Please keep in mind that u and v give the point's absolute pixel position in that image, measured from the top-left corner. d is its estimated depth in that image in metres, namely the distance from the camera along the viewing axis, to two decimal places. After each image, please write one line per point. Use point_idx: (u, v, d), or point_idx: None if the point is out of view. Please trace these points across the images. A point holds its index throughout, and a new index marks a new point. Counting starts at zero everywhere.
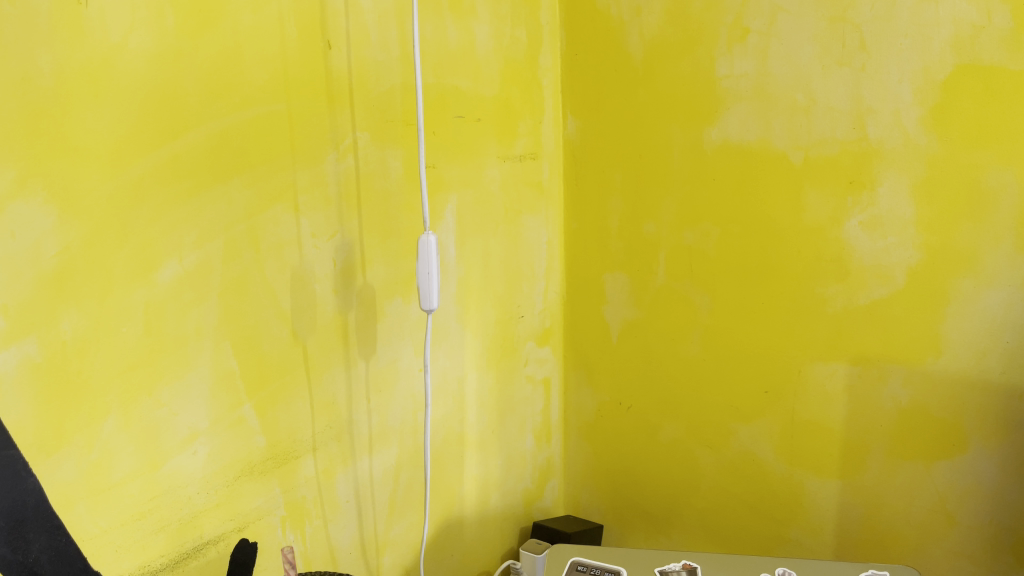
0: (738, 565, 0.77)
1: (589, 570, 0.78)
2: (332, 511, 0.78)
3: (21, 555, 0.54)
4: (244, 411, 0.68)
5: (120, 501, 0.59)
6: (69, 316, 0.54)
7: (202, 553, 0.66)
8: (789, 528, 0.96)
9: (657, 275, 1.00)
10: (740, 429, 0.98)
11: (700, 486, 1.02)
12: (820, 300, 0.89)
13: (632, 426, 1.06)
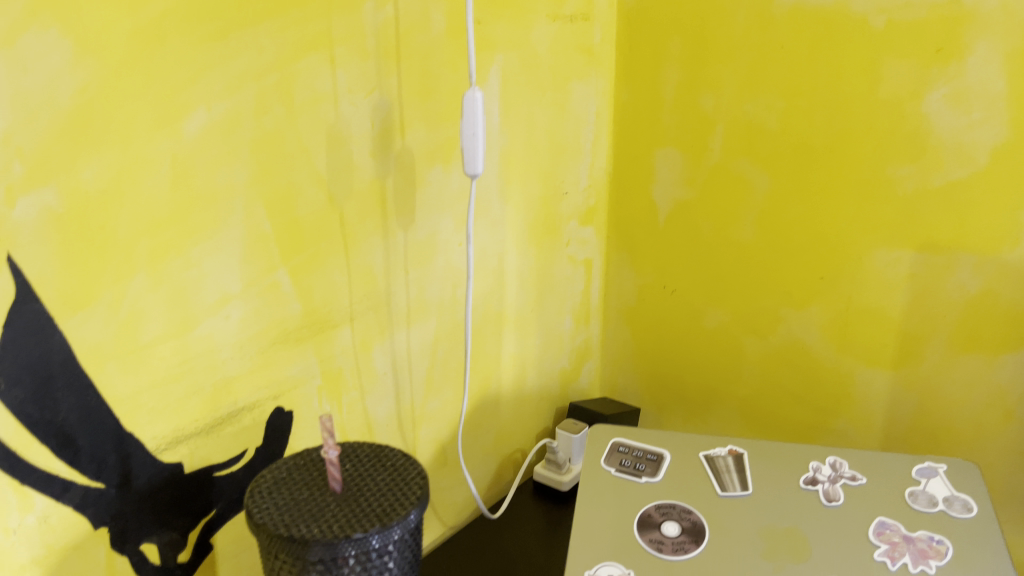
0: (786, 454, 0.75)
1: (631, 452, 0.76)
2: (369, 382, 0.76)
3: (50, 414, 0.51)
4: (278, 276, 0.65)
5: (150, 364, 0.57)
6: (91, 163, 0.50)
7: (237, 420, 0.64)
8: (833, 419, 0.93)
9: (712, 151, 0.93)
10: (790, 316, 0.93)
11: (743, 374, 0.98)
12: (889, 182, 0.82)
13: (675, 309, 1.02)
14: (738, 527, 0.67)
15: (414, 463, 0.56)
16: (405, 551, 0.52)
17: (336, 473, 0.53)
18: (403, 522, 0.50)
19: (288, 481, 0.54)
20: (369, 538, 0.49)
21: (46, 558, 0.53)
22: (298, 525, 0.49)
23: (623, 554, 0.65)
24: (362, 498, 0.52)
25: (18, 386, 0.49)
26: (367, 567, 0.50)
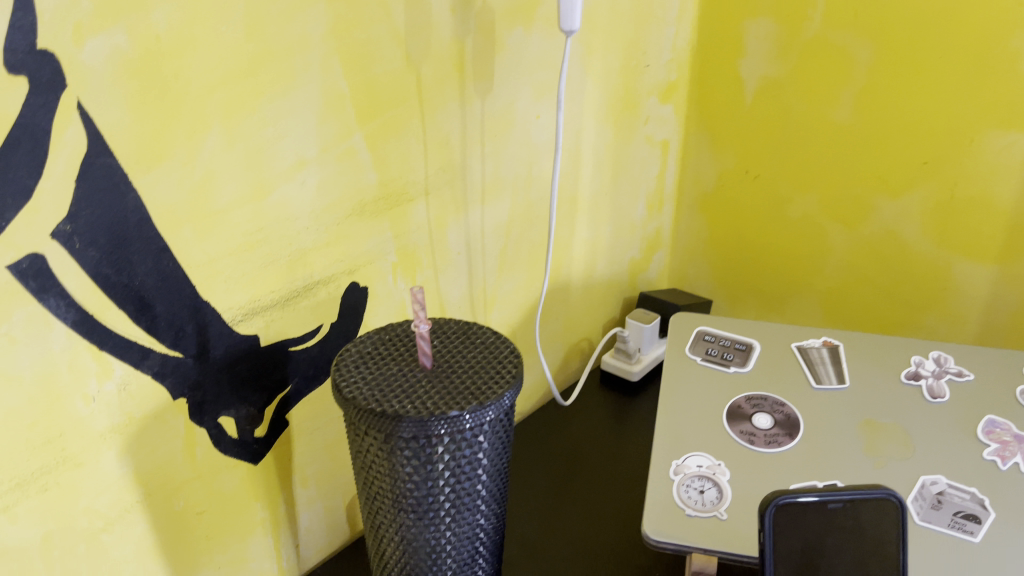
0: (884, 347, 0.70)
1: (718, 341, 0.72)
2: (443, 262, 0.72)
3: (127, 278, 0.49)
4: (355, 142, 0.60)
5: (225, 229, 0.53)
6: (161, 3, 0.45)
7: (313, 293, 0.61)
8: (923, 315, 0.88)
9: (811, 20, 0.85)
10: (884, 205, 0.87)
11: (827, 265, 0.93)
12: (1014, 55, 0.74)
13: (756, 196, 0.96)
14: (835, 421, 0.63)
15: (505, 342, 0.52)
16: (498, 433, 0.49)
17: (427, 348, 0.49)
18: (498, 402, 0.47)
19: (375, 356, 0.51)
20: (463, 417, 0.45)
21: (128, 427, 0.52)
22: (388, 400, 0.46)
23: (713, 445, 0.62)
24: (453, 376, 0.49)
25: (93, 246, 0.47)
26: (459, 447, 0.47)
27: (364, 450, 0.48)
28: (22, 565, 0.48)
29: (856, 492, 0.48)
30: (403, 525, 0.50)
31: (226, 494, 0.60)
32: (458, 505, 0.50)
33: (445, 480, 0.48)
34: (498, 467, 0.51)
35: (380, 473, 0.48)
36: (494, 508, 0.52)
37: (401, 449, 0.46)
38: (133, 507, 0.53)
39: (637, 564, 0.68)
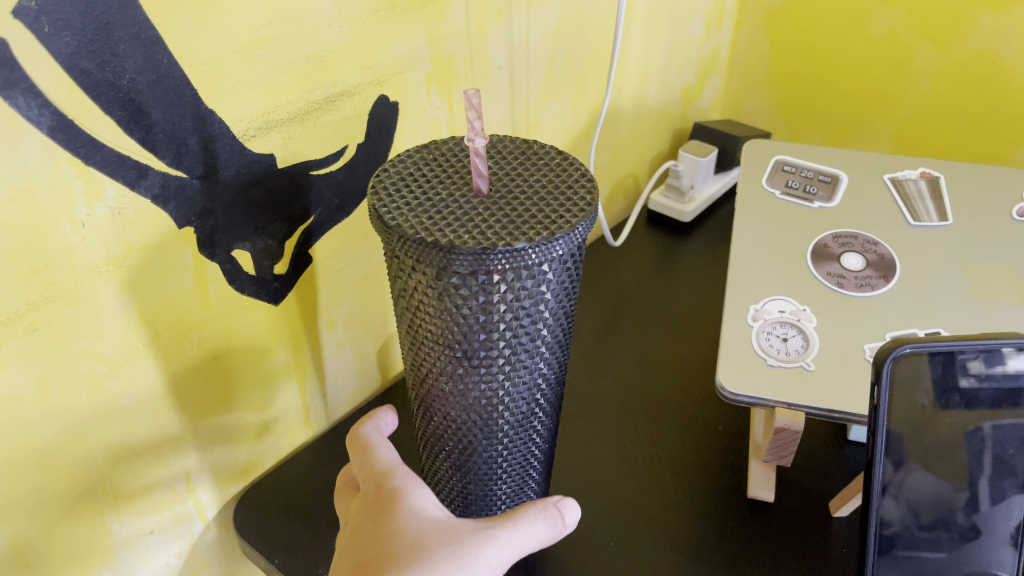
0: (989, 179, 0.62)
1: (799, 173, 0.63)
2: (483, 76, 0.62)
3: (113, 75, 0.40)
4: None
5: (231, 20, 0.43)
6: None
7: (337, 107, 0.51)
8: (1013, 149, 0.79)
9: None
10: (983, 20, 0.75)
11: (908, 90, 0.83)
12: None
13: (831, 10, 0.83)
14: (936, 263, 0.55)
15: (575, 166, 0.43)
16: (566, 272, 0.40)
17: (483, 168, 0.40)
18: (570, 235, 0.38)
19: (420, 178, 0.42)
20: (529, 250, 0.37)
21: (127, 259, 0.44)
22: (439, 228, 0.38)
23: (797, 288, 0.55)
24: (515, 201, 0.40)
25: (67, 31, 0.37)
26: (522, 286, 0.39)
27: (409, 287, 0.40)
28: (16, 416, 0.42)
29: (986, 344, 0.42)
30: (454, 376, 0.43)
31: (245, 338, 0.53)
32: (518, 354, 0.42)
33: (504, 325, 0.40)
34: (566, 311, 0.43)
35: (428, 315, 0.41)
36: (557, 359, 0.45)
37: (454, 287, 0.38)
38: (139, 350, 0.46)
39: (697, 415, 0.62)
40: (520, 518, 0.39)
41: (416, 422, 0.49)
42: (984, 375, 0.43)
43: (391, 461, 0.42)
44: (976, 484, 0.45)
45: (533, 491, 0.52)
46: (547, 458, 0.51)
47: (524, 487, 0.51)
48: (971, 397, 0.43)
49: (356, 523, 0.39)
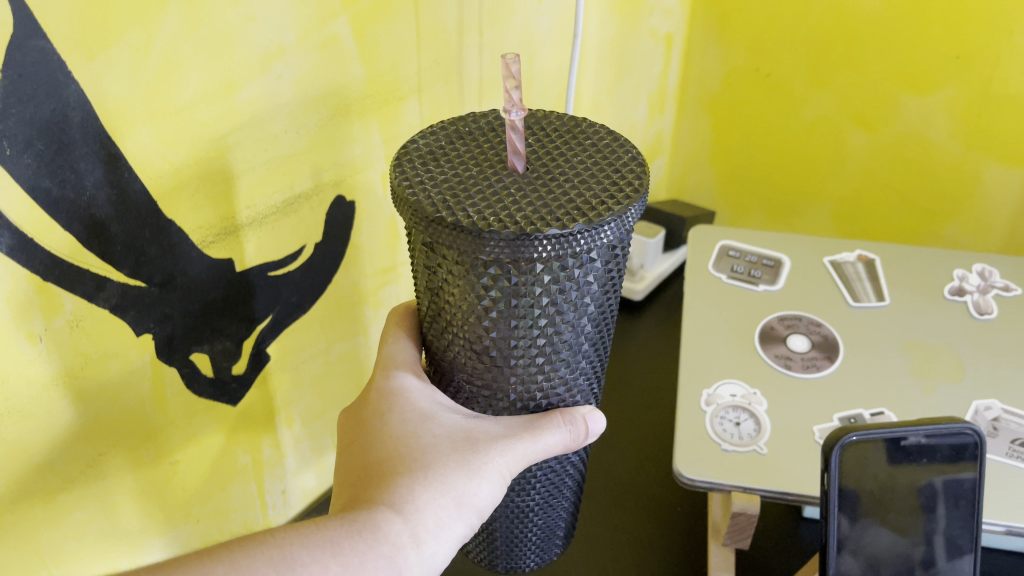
0: (923, 260, 0.65)
1: (744, 257, 0.66)
2: None
3: (73, 193, 0.40)
4: (338, 27, 0.50)
5: (192, 133, 0.44)
6: None
7: (293, 210, 0.53)
8: (945, 223, 0.83)
9: None
10: (909, 104, 0.80)
11: (842, 172, 0.87)
12: None
13: (765, 97, 0.88)
14: (875, 343, 0.58)
15: (625, 145, 0.37)
16: (611, 263, 0.36)
17: (520, 146, 0.35)
18: (618, 220, 0.33)
19: (448, 154, 0.37)
20: (573, 238, 0.32)
21: (84, 369, 0.44)
22: (465, 206, 0.33)
23: (747, 372, 0.57)
24: (558, 177, 0.35)
25: (29, 153, 0.38)
26: (557, 274, 0.34)
27: (436, 274, 0.36)
28: None
29: (937, 427, 0.43)
30: (483, 375, 0.38)
31: (203, 440, 0.53)
32: (557, 351, 0.37)
33: (544, 320, 0.36)
34: (611, 298, 0.38)
35: (458, 307, 0.36)
36: (596, 353, 0.40)
37: (483, 273, 0.33)
38: (95, 460, 0.46)
39: (657, 497, 0.63)
40: (542, 427, 0.38)
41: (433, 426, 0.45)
42: (935, 433, 0.44)
43: (407, 358, 0.42)
44: (932, 539, 0.45)
45: (565, 507, 0.48)
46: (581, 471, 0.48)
47: (555, 501, 0.46)
48: (920, 453, 0.44)
49: (365, 413, 0.40)
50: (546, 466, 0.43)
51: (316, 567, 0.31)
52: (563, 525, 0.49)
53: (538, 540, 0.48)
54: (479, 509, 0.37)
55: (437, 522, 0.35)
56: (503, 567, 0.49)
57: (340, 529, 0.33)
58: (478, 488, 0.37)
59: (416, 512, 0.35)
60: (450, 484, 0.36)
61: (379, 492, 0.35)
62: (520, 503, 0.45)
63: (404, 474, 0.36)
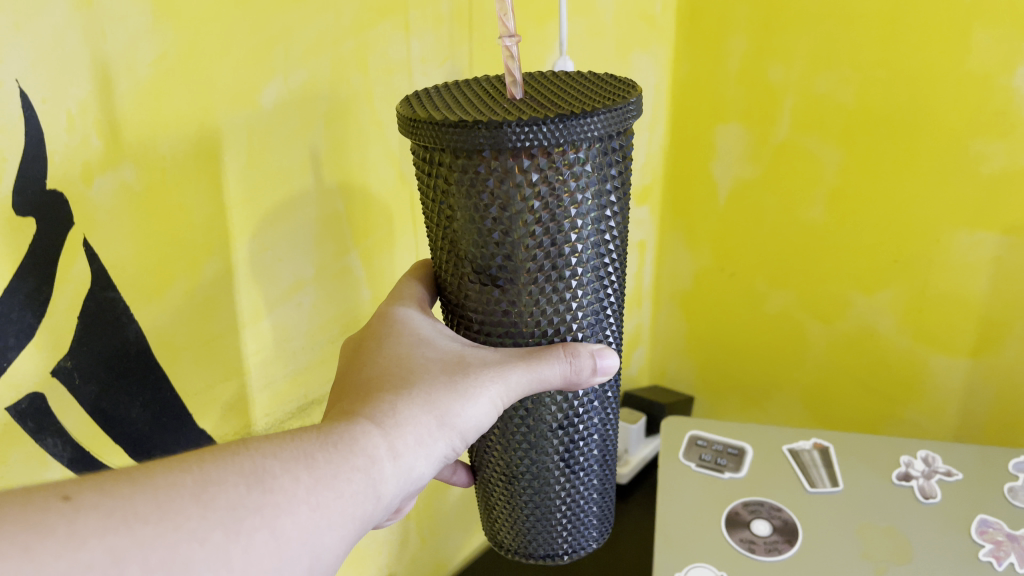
0: (875, 448, 0.72)
1: (710, 445, 0.73)
2: None
3: (123, 412, 0.47)
4: (350, 260, 0.61)
5: (225, 354, 0.53)
6: (169, 137, 0.45)
7: (309, 413, 0.62)
8: (902, 407, 0.90)
9: (779, 126, 0.89)
10: (859, 301, 0.89)
11: (806, 361, 0.96)
12: (974, 160, 0.77)
13: (730, 293, 0.99)
14: (831, 528, 0.63)
15: (623, 84, 0.40)
16: (607, 173, 0.37)
17: (516, 73, 0.38)
18: (597, 117, 0.34)
19: (457, 96, 0.41)
20: (552, 127, 0.33)
21: None
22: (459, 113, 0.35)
23: (713, 555, 0.62)
24: (548, 100, 0.37)
25: (92, 381, 0.45)
26: (548, 177, 0.35)
27: (440, 195, 0.38)
28: None
29: None
30: (487, 301, 0.39)
31: None
32: (564, 276, 0.38)
33: (540, 233, 0.36)
34: (614, 221, 0.39)
35: (460, 225, 0.37)
36: (607, 290, 0.40)
37: (475, 173, 0.35)
38: None
39: None
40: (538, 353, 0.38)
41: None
42: None
43: (417, 300, 0.43)
44: None
45: (595, 475, 0.45)
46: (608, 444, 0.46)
47: (582, 469, 0.44)
48: None
49: (368, 341, 0.40)
50: (559, 419, 0.42)
51: (286, 479, 0.31)
52: (595, 501, 0.47)
53: (567, 516, 0.46)
54: (463, 431, 0.37)
55: (417, 438, 0.35)
56: (537, 556, 0.47)
57: (313, 439, 0.33)
58: (464, 409, 0.37)
59: (396, 425, 0.35)
60: (435, 401, 0.36)
61: (363, 407, 0.35)
62: (543, 465, 0.43)
63: (390, 391, 0.36)
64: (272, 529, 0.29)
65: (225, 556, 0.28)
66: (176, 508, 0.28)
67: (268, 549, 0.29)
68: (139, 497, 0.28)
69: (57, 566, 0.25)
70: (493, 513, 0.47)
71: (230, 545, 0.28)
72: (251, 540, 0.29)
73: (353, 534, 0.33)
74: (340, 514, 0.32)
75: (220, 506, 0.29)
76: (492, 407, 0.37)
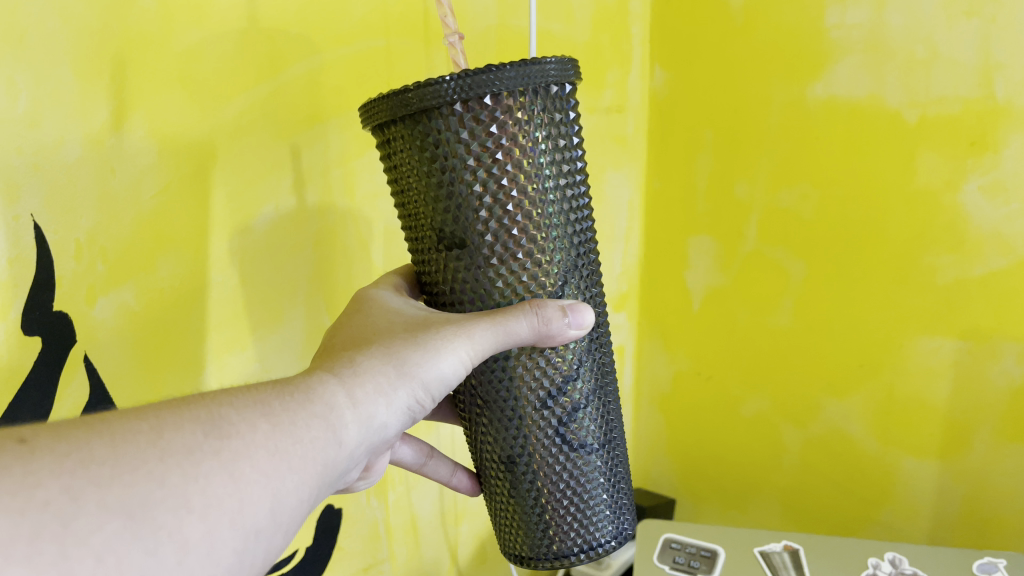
0: (844, 550, 0.73)
1: (684, 548, 0.75)
2: (416, 477, 0.71)
3: None
4: None
5: None
6: (167, 261, 0.49)
7: None
8: (877, 510, 0.91)
9: (747, 238, 0.95)
10: (830, 404, 0.92)
11: (782, 463, 0.98)
12: (928, 271, 0.82)
13: (709, 397, 1.03)
14: None
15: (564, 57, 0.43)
16: (548, 128, 0.40)
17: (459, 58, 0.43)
18: (523, 66, 0.37)
19: None
20: (477, 76, 0.36)
21: None
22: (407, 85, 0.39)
23: None
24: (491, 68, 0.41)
25: None
26: (486, 131, 0.38)
27: (404, 170, 0.41)
28: None
29: None
30: (449, 263, 0.41)
31: None
32: (514, 232, 0.40)
33: (486, 188, 0.39)
34: (562, 178, 0.41)
35: (417, 191, 0.40)
36: (565, 249, 0.42)
37: (422, 135, 0.38)
38: None
39: None
40: (497, 310, 0.39)
41: (457, 403, 0.48)
42: None
43: (382, 292, 0.45)
44: None
45: (595, 456, 0.46)
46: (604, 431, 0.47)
47: (580, 450, 0.45)
48: None
49: (337, 327, 0.42)
50: (540, 400, 0.44)
51: (244, 425, 0.30)
52: (602, 495, 0.47)
53: (570, 510, 0.46)
54: (426, 382, 0.38)
55: (377, 388, 0.36)
56: (550, 555, 0.47)
57: (270, 391, 0.33)
58: (426, 363, 0.38)
59: (355, 378, 0.35)
60: (394, 357, 0.37)
61: (324, 367, 0.36)
62: (540, 446, 0.44)
63: (351, 354, 0.37)
64: (231, 473, 0.28)
65: (185, 496, 0.27)
66: (132, 452, 0.27)
67: (228, 491, 0.28)
68: (95, 442, 0.26)
69: (12, 504, 0.23)
70: (504, 516, 0.48)
71: (190, 485, 0.27)
72: (210, 482, 0.28)
73: (317, 479, 0.32)
74: (302, 457, 0.31)
75: (178, 448, 0.27)
76: (460, 362, 0.38)
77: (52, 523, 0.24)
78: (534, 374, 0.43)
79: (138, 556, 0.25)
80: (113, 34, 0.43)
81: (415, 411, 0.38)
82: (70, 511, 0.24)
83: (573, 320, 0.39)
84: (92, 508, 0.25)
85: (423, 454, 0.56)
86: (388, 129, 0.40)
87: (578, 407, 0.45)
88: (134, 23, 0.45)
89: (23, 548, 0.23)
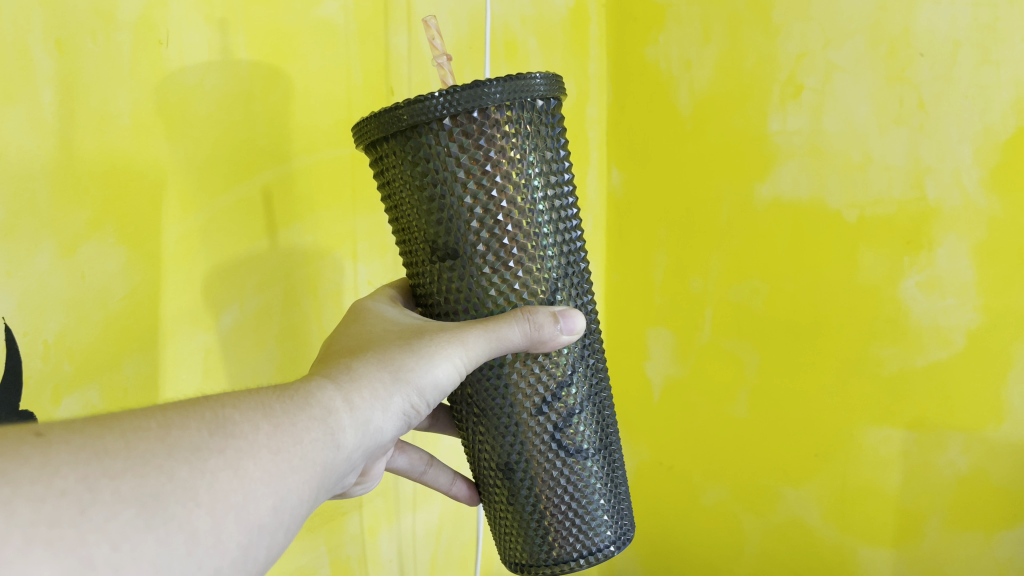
0: None
1: None
2: (375, 570, 0.71)
3: None
4: None
5: None
6: (132, 359, 0.51)
7: None
8: None
9: (702, 331, 0.99)
10: (788, 493, 0.94)
11: (744, 552, 0.99)
12: (874, 362, 0.85)
13: (671, 485, 1.05)
14: None
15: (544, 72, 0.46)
16: (533, 140, 0.42)
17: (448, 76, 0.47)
18: (507, 80, 0.40)
19: None
20: (462, 93, 0.39)
21: None
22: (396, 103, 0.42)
23: None
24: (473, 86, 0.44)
25: None
26: (475, 145, 0.41)
27: (397, 184, 0.43)
28: None
29: None
30: (443, 271, 0.44)
31: None
32: (504, 241, 0.42)
33: (476, 198, 0.41)
34: (549, 190, 0.44)
35: (410, 203, 0.43)
36: (552, 257, 0.44)
37: (414, 149, 0.41)
38: None
39: None
40: (490, 319, 0.41)
41: (454, 414, 0.50)
42: None
43: (379, 303, 0.47)
44: None
45: (591, 461, 0.48)
46: (599, 436, 0.49)
47: (577, 453, 0.47)
48: None
49: (335, 336, 0.45)
50: (535, 406, 0.45)
51: (246, 426, 0.32)
52: (601, 502, 0.48)
53: (569, 515, 0.47)
54: (421, 388, 0.40)
55: (373, 393, 0.38)
56: (552, 560, 0.48)
57: (272, 395, 0.34)
58: (420, 368, 0.40)
59: (352, 384, 0.37)
60: (389, 364, 0.39)
61: (324, 373, 0.38)
62: (536, 448, 0.46)
63: (350, 361, 0.39)
64: (234, 469, 0.30)
65: (193, 490, 0.29)
66: (143, 447, 0.29)
67: (232, 486, 0.30)
68: (108, 437, 0.28)
69: (33, 491, 0.25)
70: (504, 524, 0.49)
71: (197, 481, 0.29)
72: (216, 478, 0.30)
73: (317, 479, 0.34)
74: (301, 458, 0.33)
75: (186, 444, 0.29)
76: (456, 368, 0.40)
77: (70, 512, 0.26)
78: (526, 376, 0.45)
79: (151, 545, 0.27)
80: (85, 150, 0.47)
81: (412, 417, 0.40)
82: (86, 499, 0.26)
83: (567, 327, 0.42)
84: (107, 498, 0.27)
85: (426, 461, 0.60)
86: (380, 145, 0.43)
87: (572, 411, 0.46)
88: (110, 140, 0.48)
89: (43, 533, 0.25)
